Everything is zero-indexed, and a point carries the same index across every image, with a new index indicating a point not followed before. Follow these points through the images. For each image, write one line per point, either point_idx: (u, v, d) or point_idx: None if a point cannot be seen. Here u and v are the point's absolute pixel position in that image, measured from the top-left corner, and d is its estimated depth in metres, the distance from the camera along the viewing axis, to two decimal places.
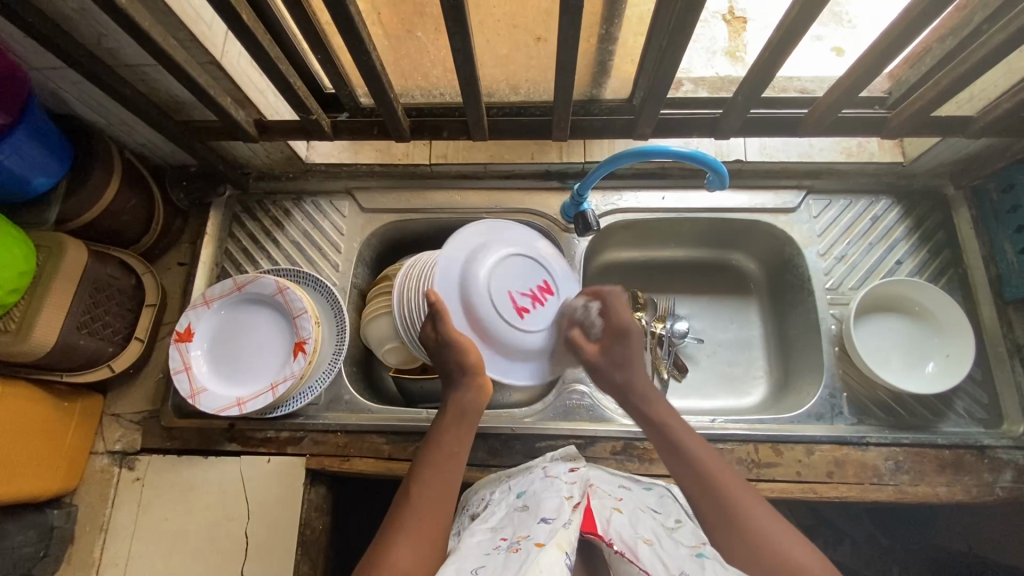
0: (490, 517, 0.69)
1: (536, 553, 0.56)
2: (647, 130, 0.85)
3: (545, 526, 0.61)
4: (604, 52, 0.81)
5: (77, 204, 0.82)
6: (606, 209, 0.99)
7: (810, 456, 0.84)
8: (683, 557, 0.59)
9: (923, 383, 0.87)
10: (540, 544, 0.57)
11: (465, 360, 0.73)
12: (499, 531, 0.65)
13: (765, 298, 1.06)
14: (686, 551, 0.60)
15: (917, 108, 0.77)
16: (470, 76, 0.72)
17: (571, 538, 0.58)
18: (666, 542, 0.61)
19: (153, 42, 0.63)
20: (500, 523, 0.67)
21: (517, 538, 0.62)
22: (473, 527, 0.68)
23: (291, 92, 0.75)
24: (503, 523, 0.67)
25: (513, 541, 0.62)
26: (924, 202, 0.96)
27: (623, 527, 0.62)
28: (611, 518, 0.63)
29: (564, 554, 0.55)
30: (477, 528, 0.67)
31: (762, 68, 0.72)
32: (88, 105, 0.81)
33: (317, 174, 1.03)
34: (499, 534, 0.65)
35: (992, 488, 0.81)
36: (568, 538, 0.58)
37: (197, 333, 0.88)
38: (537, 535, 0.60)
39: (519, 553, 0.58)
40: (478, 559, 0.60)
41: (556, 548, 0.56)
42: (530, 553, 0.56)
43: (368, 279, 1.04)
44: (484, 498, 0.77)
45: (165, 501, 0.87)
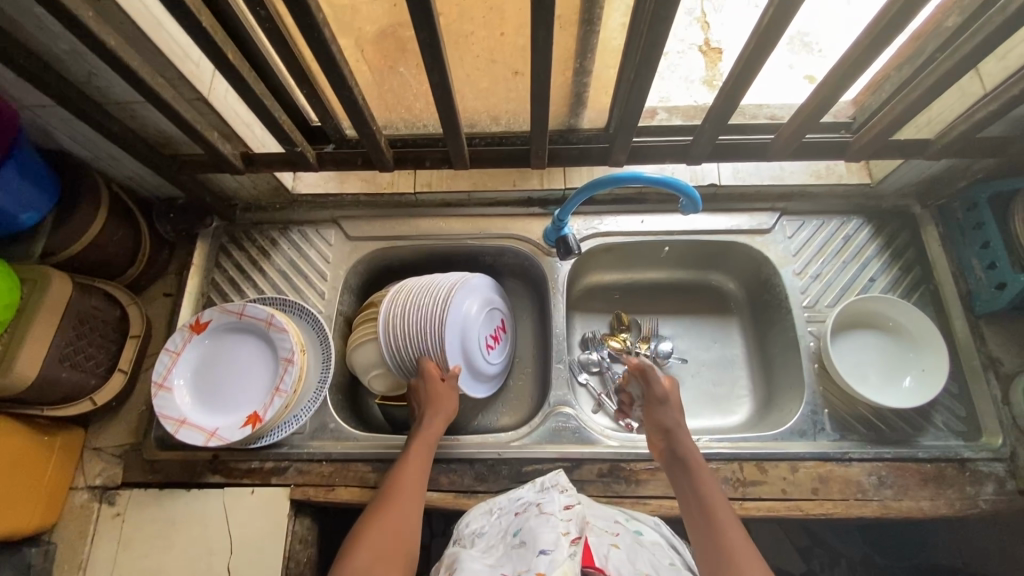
0: (488, 558, 0.69)
1: None
2: (622, 157, 0.88)
3: (546, 559, 0.61)
4: (579, 84, 0.85)
5: (61, 237, 0.83)
6: (588, 233, 1.01)
7: (795, 473, 0.84)
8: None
9: (901, 396, 0.89)
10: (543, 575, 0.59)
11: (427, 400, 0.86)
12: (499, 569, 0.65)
13: (746, 317, 1.08)
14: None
15: (878, 131, 0.80)
16: (450, 110, 0.75)
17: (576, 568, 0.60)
18: None
19: (140, 79, 0.65)
20: (498, 561, 0.67)
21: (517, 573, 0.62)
22: (470, 557, 0.69)
23: (277, 127, 0.77)
24: (501, 561, 0.67)
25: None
26: (894, 221, 1.00)
27: (622, 565, 0.65)
28: (610, 555, 0.66)
29: None
30: (475, 563, 0.68)
31: (726, 96, 0.75)
32: (77, 141, 0.83)
33: (303, 204, 1.05)
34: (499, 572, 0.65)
35: (975, 501, 0.82)
36: (574, 569, 0.59)
37: (179, 385, 0.87)
38: (538, 566, 0.61)
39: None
40: None
41: None
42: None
43: (354, 306, 1.05)
44: (476, 531, 0.77)
45: (146, 537, 0.85)
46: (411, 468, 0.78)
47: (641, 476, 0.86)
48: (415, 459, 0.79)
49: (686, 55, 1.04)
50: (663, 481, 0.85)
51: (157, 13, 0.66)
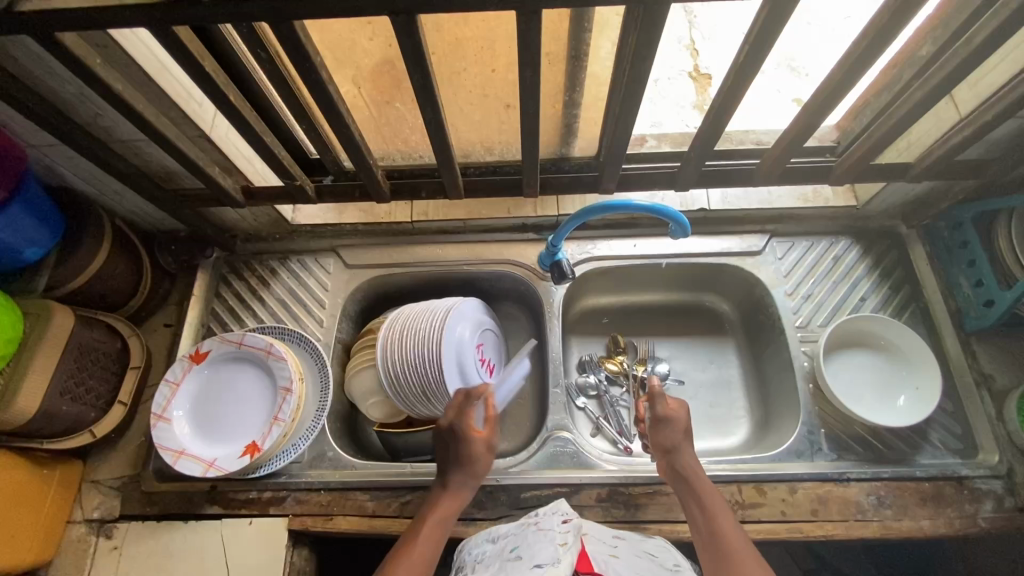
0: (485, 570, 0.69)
1: None
2: (612, 184, 0.90)
3: (540, 569, 0.63)
4: (570, 116, 0.89)
5: (64, 271, 0.85)
6: (581, 257, 1.03)
7: (794, 495, 0.84)
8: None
9: (896, 415, 0.89)
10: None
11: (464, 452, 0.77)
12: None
13: (741, 338, 1.09)
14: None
15: (858, 155, 0.83)
16: (444, 142, 0.77)
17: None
18: None
19: (145, 120, 0.68)
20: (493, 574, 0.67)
21: None
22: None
23: (277, 162, 0.79)
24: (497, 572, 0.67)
25: None
26: (881, 241, 1.02)
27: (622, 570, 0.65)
28: (608, 561, 0.66)
29: None
30: None
31: (711, 125, 0.78)
32: (82, 177, 0.85)
33: (302, 234, 1.07)
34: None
35: (975, 520, 0.82)
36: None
37: (179, 417, 0.88)
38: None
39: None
40: None
41: None
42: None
43: (352, 333, 1.06)
44: (477, 549, 0.77)
45: (143, 571, 0.85)
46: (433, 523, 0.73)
47: (640, 501, 0.85)
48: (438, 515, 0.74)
49: (675, 82, 1.13)
50: (662, 505, 0.85)
51: (161, 57, 0.69)
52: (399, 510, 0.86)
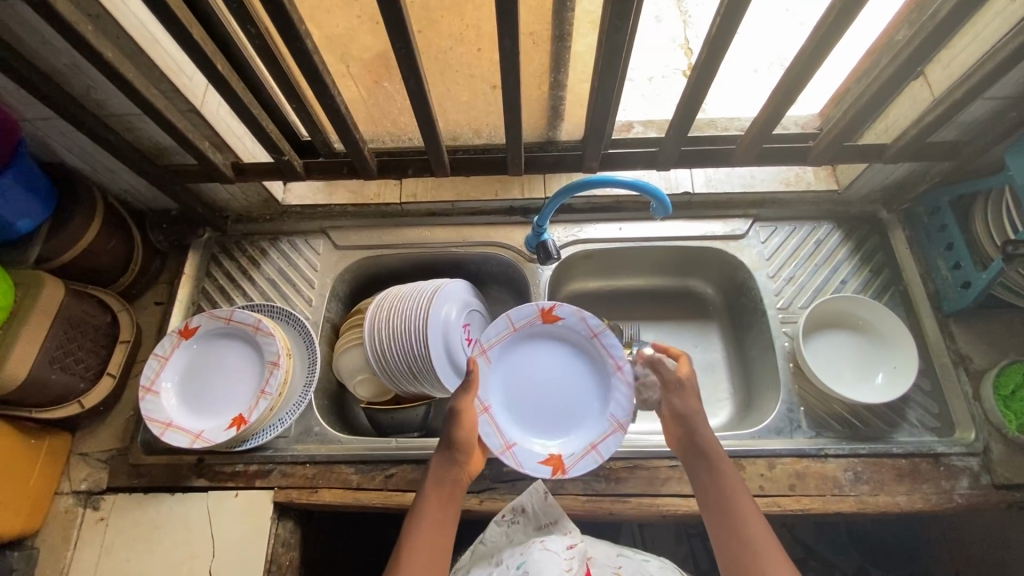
0: None
1: None
2: (595, 164, 0.91)
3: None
4: (555, 98, 0.90)
5: (55, 244, 0.86)
6: (568, 240, 1.05)
7: (772, 470, 0.85)
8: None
9: (874, 393, 0.90)
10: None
11: (454, 436, 0.77)
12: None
13: (725, 322, 1.10)
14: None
15: (834, 136, 0.84)
16: (428, 119, 0.79)
17: None
18: None
19: (136, 91, 0.69)
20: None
21: None
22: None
23: (264, 135, 0.81)
24: None
25: None
26: (862, 226, 1.04)
27: None
28: None
29: None
30: None
31: (684, 110, 0.80)
32: (74, 152, 0.87)
33: (293, 215, 1.09)
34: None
35: (951, 496, 0.83)
36: None
37: (165, 390, 0.89)
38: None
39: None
40: None
41: None
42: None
43: (341, 313, 1.08)
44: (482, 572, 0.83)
45: (128, 541, 0.86)
46: (434, 518, 0.71)
47: (621, 475, 0.87)
48: (434, 508, 0.72)
49: (669, 79, 1.16)
50: (642, 479, 0.86)
51: (152, 29, 0.70)
52: (383, 483, 0.87)
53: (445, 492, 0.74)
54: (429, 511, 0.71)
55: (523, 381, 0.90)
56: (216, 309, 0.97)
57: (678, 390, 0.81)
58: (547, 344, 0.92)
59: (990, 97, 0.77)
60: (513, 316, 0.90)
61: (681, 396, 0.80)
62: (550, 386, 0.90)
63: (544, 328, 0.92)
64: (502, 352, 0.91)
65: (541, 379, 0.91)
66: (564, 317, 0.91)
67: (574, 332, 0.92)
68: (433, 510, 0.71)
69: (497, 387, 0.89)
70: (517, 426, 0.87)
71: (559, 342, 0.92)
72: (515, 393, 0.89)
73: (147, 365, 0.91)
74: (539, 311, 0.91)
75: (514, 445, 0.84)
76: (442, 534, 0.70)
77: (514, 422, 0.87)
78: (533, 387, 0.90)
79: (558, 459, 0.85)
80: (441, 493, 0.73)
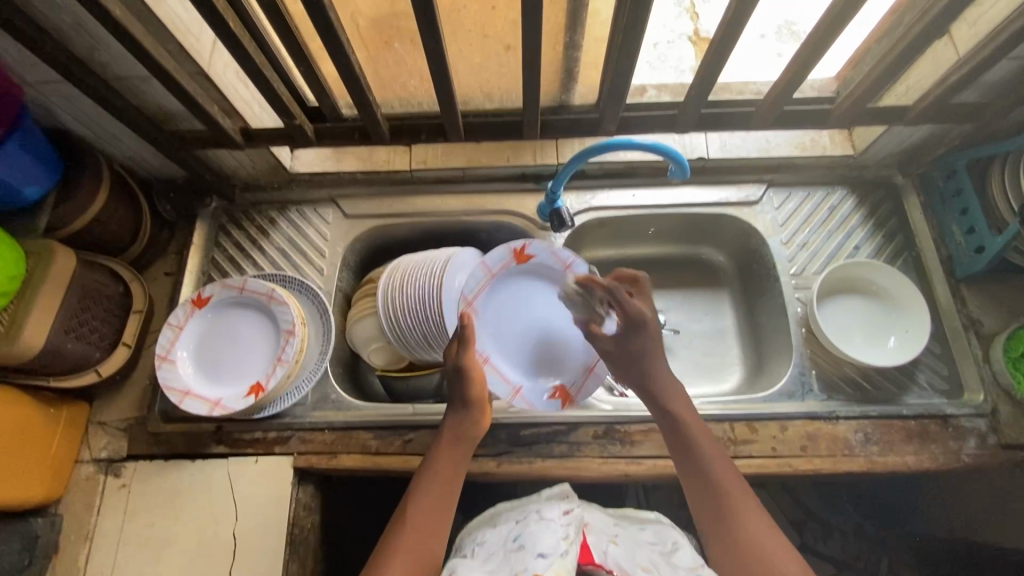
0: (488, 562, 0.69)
1: None
2: (612, 127, 0.89)
3: (543, 560, 0.63)
4: (570, 59, 0.88)
5: (65, 213, 0.85)
6: (581, 207, 1.04)
7: (785, 432, 0.87)
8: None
9: (885, 356, 0.91)
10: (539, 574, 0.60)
11: (466, 391, 0.77)
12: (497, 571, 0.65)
13: (737, 289, 1.10)
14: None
15: (856, 98, 0.83)
16: (444, 80, 0.77)
17: (568, 567, 0.61)
18: (663, 568, 0.69)
19: (144, 51, 0.67)
20: (497, 565, 0.67)
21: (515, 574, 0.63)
22: (471, 565, 0.67)
23: (275, 97, 0.78)
24: (500, 565, 0.66)
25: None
26: (876, 191, 1.03)
27: (621, 558, 0.67)
28: (608, 551, 0.68)
29: None
30: (474, 567, 0.67)
31: (705, 74, 0.79)
32: (77, 118, 0.84)
33: (301, 183, 1.07)
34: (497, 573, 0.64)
35: (958, 455, 0.85)
36: (566, 567, 0.61)
37: (181, 359, 0.89)
38: (536, 567, 0.62)
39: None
40: None
41: None
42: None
43: (352, 282, 1.07)
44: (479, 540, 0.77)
45: (151, 507, 0.87)
46: (439, 476, 0.73)
47: (636, 438, 0.88)
48: (443, 463, 0.74)
49: (675, 44, 1.08)
50: (657, 442, 0.88)
51: None
52: (401, 448, 0.88)
53: (454, 441, 0.76)
54: (439, 464, 0.74)
55: (511, 326, 0.91)
56: (227, 278, 0.96)
57: (637, 329, 0.79)
58: (527, 282, 0.93)
59: (1015, 56, 0.76)
60: (490, 262, 0.89)
61: (638, 335, 0.79)
62: (539, 324, 0.92)
63: (519, 269, 0.92)
64: (485, 299, 0.90)
65: (529, 320, 0.92)
66: (535, 253, 0.91)
67: (549, 267, 0.92)
68: (443, 462, 0.74)
69: (489, 337, 0.90)
70: (520, 369, 0.90)
71: (535, 280, 0.93)
72: (511, 338, 0.91)
73: (160, 333, 0.91)
74: (513, 253, 0.89)
75: (521, 387, 0.89)
76: (447, 482, 0.72)
77: (513, 366, 0.90)
78: (522, 328, 0.92)
79: (562, 389, 0.91)
80: (452, 447, 0.75)
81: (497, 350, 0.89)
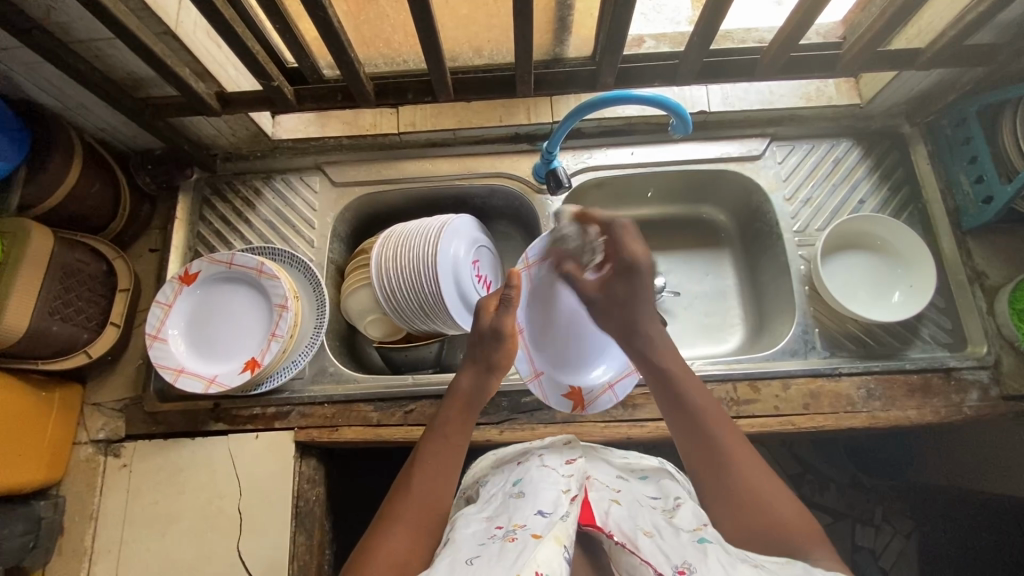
0: (486, 508, 0.68)
1: (534, 545, 0.56)
2: (610, 81, 0.84)
3: (542, 519, 0.61)
4: (564, 7, 0.82)
5: (37, 189, 0.81)
6: (578, 168, 1.00)
7: (787, 390, 0.86)
8: (682, 544, 0.58)
9: (890, 311, 0.91)
10: (538, 536, 0.58)
11: (494, 354, 0.77)
12: (493, 520, 0.64)
13: (737, 247, 1.08)
14: (687, 537, 0.59)
15: (866, 42, 0.78)
16: (430, 34, 0.72)
17: (568, 531, 0.58)
18: (667, 532, 0.60)
19: (102, 6, 0.62)
20: (494, 511, 0.66)
21: (512, 527, 0.61)
22: (468, 515, 0.67)
23: (250, 58, 0.73)
24: (498, 511, 0.66)
25: (508, 529, 0.61)
26: (883, 141, 0.99)
27: (623, 519, 0.62)
28: (610, 510, 0.63)
29: (561, 548, 0.56)
30: (471, 518, 0.66)
31: (711, 11, 0.72)
32: (41, 86, 0.79)
33: (285, 150, 1.02)
34: (494, 523, 0.63)
35: (960, 408, 0.85)
36: (565, 531, 0.58)
37: (171, 337, 0.87)
38: (533, 526, 0.60)
39: (514, 544, 0.57)
40: (472, 550, 0.59)
41: (554, 542, 0.56)
42: (528, 544, 0.56)
43: (344, 254, 1.04)
44: (480, 482, 0.78)
45: (154, 485, 0.87)
46: (447, 441, 0.71)
47: (638, 401, 0.88)
48: (452, 428, 0.73)
49: None
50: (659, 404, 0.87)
51: None
52: (403, 419, 0.88)
53: (460, 406, 0.75)
54: (447, 428, 0.73)
55: (553, 309, 0.91)
56: (214, 253, 0.93)
57: (632, 277, 0.80)
58: None
59: None
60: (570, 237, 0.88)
61: (628, 280, 0.80)
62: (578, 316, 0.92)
63: None
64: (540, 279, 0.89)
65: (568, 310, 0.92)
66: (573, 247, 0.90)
67: None
68: (451, 429, 0.72)
69: (529, 307, 0.89)
70: (544, 354, 0.90)
71: None
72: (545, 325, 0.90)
73: (147, 309, 0.89)
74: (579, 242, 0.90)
75: (541, 373, 0.88)
76: (454, 446, 0.71)
77: (542, 347, 0.90)
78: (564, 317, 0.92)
79: (578, 391, 0.88)
80: (461, 409, 0.74)
81: (530, 324, 0.89)
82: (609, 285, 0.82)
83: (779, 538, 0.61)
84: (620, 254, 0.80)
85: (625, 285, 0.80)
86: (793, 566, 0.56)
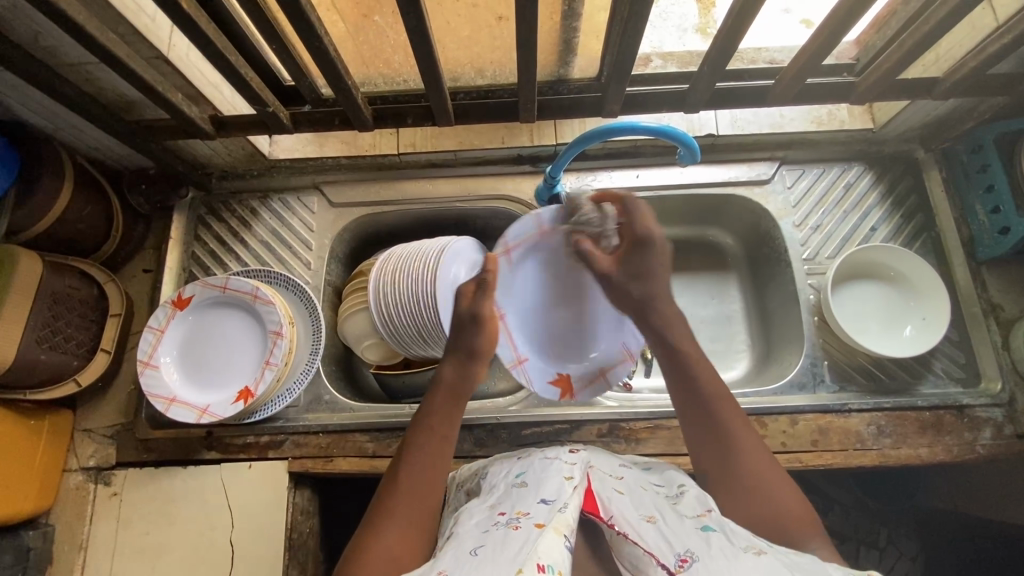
0: (487, 498, 0.64)
1: (535, 534, 0.51)
2: (616, 107, 0.82)
3: (545, 507, 0.57)
4: (569, 29, 0.79)
5: (26, 214, 0.78)
6: (581, 190, 0.98)
7: (795, 426, 0.84)
8: (688, 532, 0.55)
9: (902, 346, 0.88)
10: (540, 524, 0.53)
11: (474, 341, 0.73)
12: (496, 508, 0.60)
13: (745, 272, 1.05)
14: (691, 525, 0.56)
15: (885, 70, 0.75)
16: (430, 60, 0.69)
17: (569, 521, 0.54)
18: (670, 518, 0.58)
19: (91, 37, 0.60)
20: (496, 501, 0.62)
21: (515, 515, 0.57)
22: (471, 507, 0.62)
23: (244, 84, 0.71)
24: (500, 500, 0.62)
25: (512, 517, 0.57)
26: (895, 166, 0.97)
27: (626, 507, 0.58)
28: (613, 498, 0.60)
29: (563, 537, 0.51)
30: (473, 508, 0.62)
31: (727, 33, 0.69)
32: (31, 108, 0.77)
33: (282, 169, 1.00)
34: (496, 510, 0.60)
35: (973, 447, 0.82)
36: (566, 521, 0.53)
37: (163, 363, 0.85)
38: (536, 515, 0.55)
39: (519, 532, 0.53)
40: (476, 538, 0.54)
41: (554, 532, 0.52)
42: (530, 533, 0.52)
43: (342, 275, 1.02)
44: (478, 472, 0.74)
45: (144, 516, 0.85)
46: (435, 435, 0.66)
47: (641, 436, 0.85)
48: (438, 421, 0.68)
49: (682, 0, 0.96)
50: (663, 439, 0.85)
51: None
52: (399, 451, 0.86)
53: (448, 398, 0.70)
54: (433, 419, 0.68)
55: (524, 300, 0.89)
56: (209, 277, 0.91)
57: (643, 249, 0.76)
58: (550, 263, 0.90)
59: None
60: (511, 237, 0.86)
61: (643, 254, 0.76)
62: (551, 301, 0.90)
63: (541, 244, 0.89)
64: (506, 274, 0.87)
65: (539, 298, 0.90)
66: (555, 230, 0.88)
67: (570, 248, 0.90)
68: (436, 423, 0.67)
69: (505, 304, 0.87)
70: (529, 343, 0.88)
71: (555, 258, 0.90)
72: (524, 317, 0.89)
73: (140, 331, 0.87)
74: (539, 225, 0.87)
75: (525, 360, 0.86)
76: (440, 440, 0.66)
77: (524, 336, 0.88)
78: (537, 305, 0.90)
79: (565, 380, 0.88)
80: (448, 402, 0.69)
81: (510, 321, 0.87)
82: (625, 260, 0.77)
83: (779, 527, 0.58)
84: (636, 228, 0.77)
85: (640, 258, 0.76)
86: (801, 556, 0.52)
